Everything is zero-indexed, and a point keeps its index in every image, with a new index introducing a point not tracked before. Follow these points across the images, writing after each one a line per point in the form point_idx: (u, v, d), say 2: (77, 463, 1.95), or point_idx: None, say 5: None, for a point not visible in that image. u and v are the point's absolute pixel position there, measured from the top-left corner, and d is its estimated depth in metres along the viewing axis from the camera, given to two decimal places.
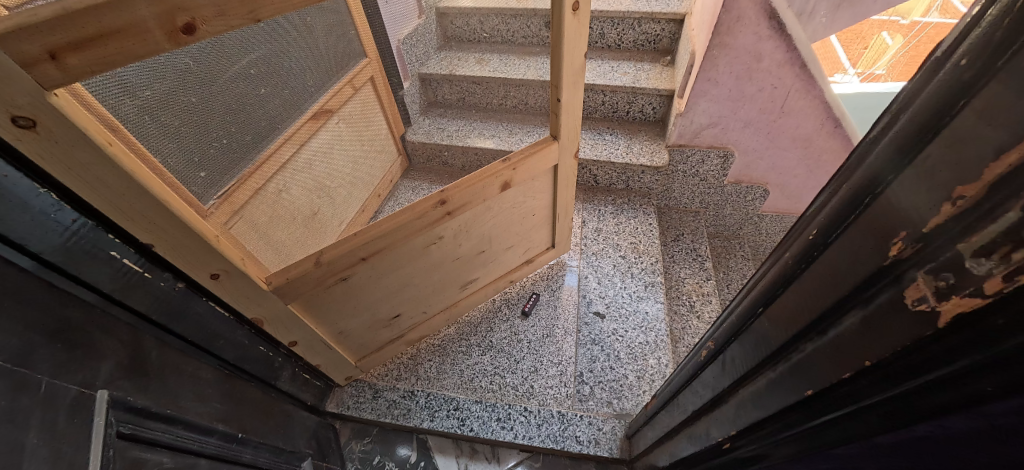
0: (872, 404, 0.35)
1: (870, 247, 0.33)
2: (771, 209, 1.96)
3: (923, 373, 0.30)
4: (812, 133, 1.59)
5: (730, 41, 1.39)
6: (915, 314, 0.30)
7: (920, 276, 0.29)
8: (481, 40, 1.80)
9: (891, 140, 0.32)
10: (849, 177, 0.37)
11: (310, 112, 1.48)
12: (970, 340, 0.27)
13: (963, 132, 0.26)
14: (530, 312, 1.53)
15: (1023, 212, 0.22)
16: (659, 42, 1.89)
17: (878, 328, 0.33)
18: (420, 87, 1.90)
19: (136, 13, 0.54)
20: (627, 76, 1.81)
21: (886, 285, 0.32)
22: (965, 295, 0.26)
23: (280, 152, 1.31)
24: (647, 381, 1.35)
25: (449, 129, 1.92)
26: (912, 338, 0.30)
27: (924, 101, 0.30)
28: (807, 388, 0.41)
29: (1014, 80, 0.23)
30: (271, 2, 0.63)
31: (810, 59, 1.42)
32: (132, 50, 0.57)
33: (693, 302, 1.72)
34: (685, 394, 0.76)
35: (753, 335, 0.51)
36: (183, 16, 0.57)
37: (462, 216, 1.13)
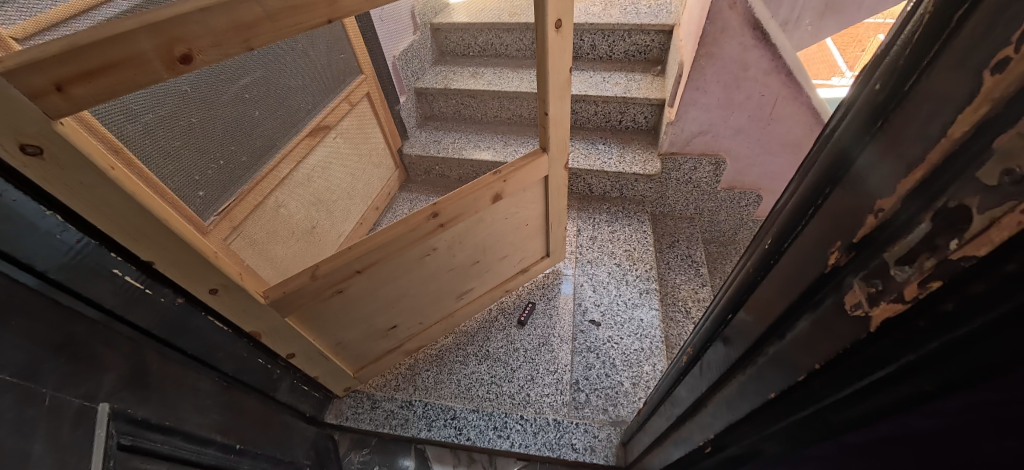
0: (829, 405, 0.36)
1: (816, 253, 0.35)
2: (765, 215, 1.98)
3: (866, 374, 0.32)
4: (801, 140, 1.62)
5: (717, 52, 1.42)
6: (853, 318, 0.32)
7: (856, 282, 0.31)
8: (476, 54, 1.92)
9: (830, 151, 0.34)
10: (801, 183, 0.39)
11: (307, 129, 1.53)
12: (901, 340, 0.29)
13: (880, 149, 0.29)
14: (526, 321, 1.55)
15: (933, 222, 0.25)
16: (650, 52, 1.93)
17: (825, 330, 0.35)
18: (416, 101, 1.92)
19: (138, 46, 0.58)
20: (619, 87, 1.85)
21: (830, 289, 0.34)
22: (891, 300, 0.28)
23: (279, 169, 1.36)
24: (642, 388, 1.36)
25: (444, 141, 1.95)
26: (853, 339, 0.32)
27: (855, 113, 0.32)
28: (773, 391, 0.43)
29: (921, 105, 0.26)
30: (265, 31, 0.66)
31: (796, 67, 1.45)
32: (134, 80, 0.60)
33: (689, 308, 1.74)
34: (671, 400, 0.77)
35: (724, 338, 0.53)
36: (181, 47, 0.61)
37: (457, 227, 1.16)
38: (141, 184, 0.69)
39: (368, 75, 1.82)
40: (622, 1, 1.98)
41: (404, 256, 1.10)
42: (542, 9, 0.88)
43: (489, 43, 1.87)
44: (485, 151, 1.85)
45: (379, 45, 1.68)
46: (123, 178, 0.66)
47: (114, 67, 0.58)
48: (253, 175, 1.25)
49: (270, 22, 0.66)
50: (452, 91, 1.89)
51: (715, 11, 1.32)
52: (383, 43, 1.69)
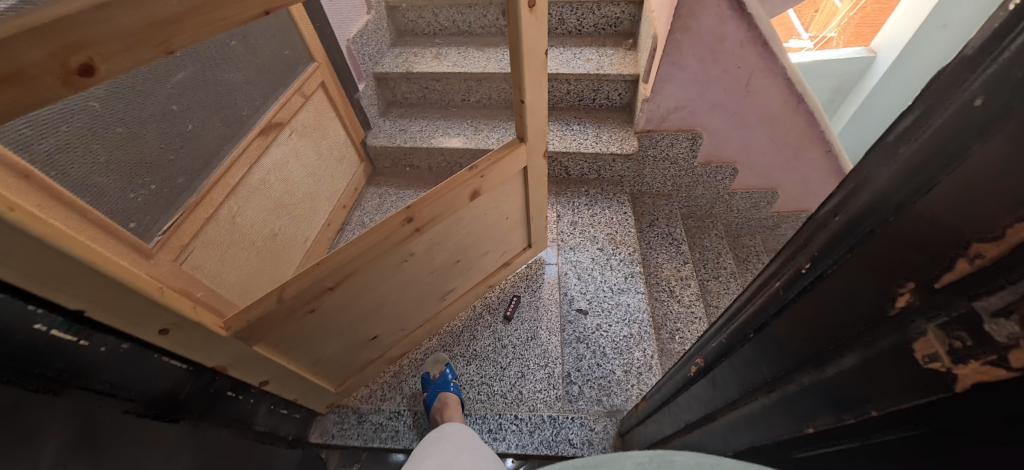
0: (864, 450, 0.33)
1: (875, 287, 0.30)
2: (740, 187, 1.99)
3: (924, 426, 0.28)
4: (776, 112, 1.60)
5: (692, 24, 1.36)
6: (924, 370, 0.27)
7: (928, 329, 0.26)
8: (437, 33, 1.88)
9: (900, 168, 0.29)
10: (848, 202, 0.34)
11: (258, 128, 1.32)
12: (982, 404, 0.24)
13: (980, 179, 0.23)
14: (513, 316, 1.50)
15: None
16: (620, 25, 1.85)
17: (884, 374, 0.30)
18: (377, 87, 1.86)
19: (26, 57, 0.45)
20: (591, 63, 1.77)
21: (891, 330, 0.29)
22: (984, 362, 0.23)
23: (230, 173, 1.22)
24: (635, 376, 1.36)
25: (411, 130, 1.84)
26: (920, 392, 0.28)
27: (942, 127, 0.26)
28: (807, 424, 0.39)
29: None
30: (185, 31, 0.56)
31: (771, 37, 1.41)
32: (24, 100, 0.48)
33: (673, 287, 1.74)
34: (677, 402, 0.75)
35: (743, 356, 0.49)
36: (79, 56, 0.49)
37: (435, 230, 1.07)
38: (52, 223, 0.56)
39: (320, 63, 1.55)
40: None
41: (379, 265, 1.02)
42: None
43: (450, 21, 1.83)
44: (458, 139, 1.76)
45: (333, 33, 1.58)
46: (28, 219, 0.54)
47: None
48: (200, 186, 1.11)
49: (194, 18, 0.56)
50: (414, 75, 1.78)
51: None
52: (336, 28, 1.60)
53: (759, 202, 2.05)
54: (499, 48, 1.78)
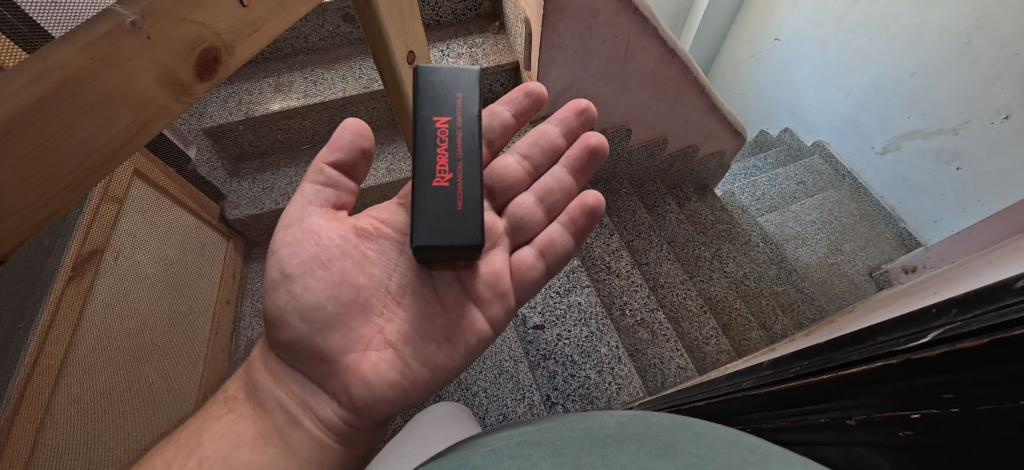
0: (820, 439, 0.47)
1: (821, 371, 0.47)
2: (636, 143, 2.06)
3: (850, 427, 0.43)
4: (655, 67, 1.68)
5: (564, 3, 1.30)
6: (871, 420, 0.41)
7: (871, 419, 0.41)
8: (269, 59, 1.53)
9: (872, 347, 0.42)
10: (742, 379, 0.62)
11: (67, 272, 0.86)
12: (889, 428, 0.40)
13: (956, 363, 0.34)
14: (471, 154, 0.76)
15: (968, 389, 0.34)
16: (480, 7, 1.69)
17: (846, 399, 0.44)
18: (213, 145, 1.43)
19: (84, 135, 0.42)
20: (463, 59, 1.61)
21: (843, 396, 0.44)
22: (887, 415, 0.40)
23: (57, 326, 0.83)
24: (609, 372, 1.40)
25: (279, 183, 1.52)
26: (862, 417, 0.42)
27: (877, 343, 0.41)
28: (772, 419, 0.54)
29: (973, 362, 0.33)
30: (129, 109, 0.46)
31: (640, 2, 1.43)
32: (65, 162, 0.41)
33: (608, 263, 1.77)
34: (802, 440, 0.49)
35: (724, 399, 0.64)
36: (91, 136, 0.42)
37: (290, 333, 0.70)
38: (65, 191, 0.42)
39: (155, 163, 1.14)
40: None
41: (303, 366, 0.72)
42: (384, 52, 0.70)
43: (284, 42, 1.50)
44: None
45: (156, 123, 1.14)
46: (87, 173, 0.43)
47: (78, 106, 0.40)
48: (18, 366, 0.75)
49: (113, 93, 0.44)
50: (259, 119, 1.44)
51: None
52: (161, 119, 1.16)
53: (652, 151, 2.16)
54: (354, 61, 1.53)
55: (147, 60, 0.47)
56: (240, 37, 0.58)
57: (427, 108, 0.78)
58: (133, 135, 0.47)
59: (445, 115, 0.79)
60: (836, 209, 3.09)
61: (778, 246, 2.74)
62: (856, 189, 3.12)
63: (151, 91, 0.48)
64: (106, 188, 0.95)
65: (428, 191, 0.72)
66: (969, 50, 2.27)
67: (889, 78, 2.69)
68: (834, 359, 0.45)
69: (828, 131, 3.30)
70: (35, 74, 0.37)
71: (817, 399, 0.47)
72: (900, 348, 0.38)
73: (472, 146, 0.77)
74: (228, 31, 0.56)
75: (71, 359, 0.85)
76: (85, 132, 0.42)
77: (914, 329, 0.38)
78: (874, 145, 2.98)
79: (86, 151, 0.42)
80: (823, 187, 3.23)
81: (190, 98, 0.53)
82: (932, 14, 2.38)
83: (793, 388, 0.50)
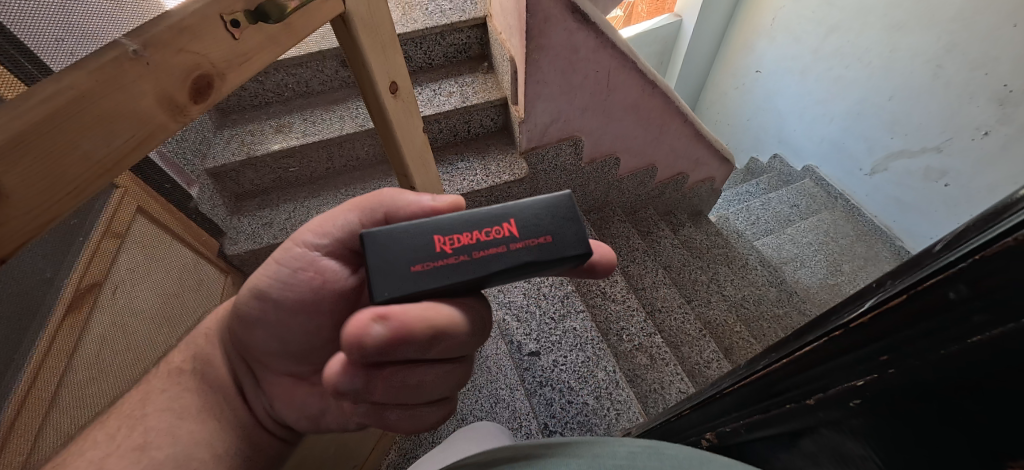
0: (796, 420, 0.47)
1: (784, 357, 0.48)
2: (626, 171, 2.12)
3: (817, 406, 0.44)
4: (638, 99, 1.76)
5: (545, 42, 1.39)
6: (833, 395, 0.42)
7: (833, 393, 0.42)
8: (271, 103, 1.62)
9: (823, 327, 0.43)
10: (722, 380, 0.62)
11: (65, 305, 0.88)
12: (851, 400, 0.41)
13: (895, 324, 0.36)
14: (474, 270, 0.51)
15: (905, 345, 0.36)
16: (470, 49, 1.80)
17: (810, 379, 0.45)
18: (216, 184, 1.49)
19: (87, 147, 0.41)
20: (454, 97, 1.70)
21: (807, 377, 0.45)
22: (845, 386, 0.41)
23: (54, 359, 0.84)
24: (607, 398, 1.37)
25: (278, 219, 1.57)
26: (825, 393, 0.43)
27: (829, 321, 0.43)
28: (750, 413, 0.54)
29: (908, 320, 0.35)
30: (130, 122, 0.44)
31: (617, 39, 1.53)
32: (63, 170, 0.39)
33: (603, 289, 1.78)
34: (782, 427, 0.49)
35: (707, 403, 0.64)
36: (96, 147, 0.42)
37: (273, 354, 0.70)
38: (71, 200, 0.41)
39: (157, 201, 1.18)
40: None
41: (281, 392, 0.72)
42: (369, 83, 0.76)
43: (285, 87, 1.60)
44: None
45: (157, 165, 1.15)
46: (94, 187, 0.43)
47: (77, 116, 0.39)
48: (10, 398, 0.76)
49: (114, 104, 0.42)
50: (260, 158, 1.50)
51: (532, 3, 1.27)
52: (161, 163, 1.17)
53: (643, 178, 2.21)
54: (351, 102, 1.62)
55: (149, 82, 0.45)
56: (235, 65, 0.53)
57: (528, 205, 0.54)
58: (137, 150, 0.46)
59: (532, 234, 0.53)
60: (832, 230, 3.09)
61: (776, 269, 2.74)
62: (849, 210, 3.15)
63: (159, 107, 0.46)
64: (109, 225, 0.99)
65: (427, 229, 0.52)
66: (942, 73, 2.36)
67: (869, 102, 2.78)
68: (796, 344, 0.47)
69: (816, 155, 3.38)
70: (47, 93, 0.37)
71: (785, 386, 0.48)
72: (849, 319, 0.40)
73: (488, 268, 0.51)
74: (223, 58, 0.52)
75: (62, 392, 0.86)
76: (91, 145, 0.41)
77: (858, 301, 0.40)
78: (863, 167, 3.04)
79: (85, 166, 0.41)
80: (817, 210, 3.26)
81: (186, 119, 0.51)
82: (902, 42, 2.50)
83: (764, 379, 0.51)
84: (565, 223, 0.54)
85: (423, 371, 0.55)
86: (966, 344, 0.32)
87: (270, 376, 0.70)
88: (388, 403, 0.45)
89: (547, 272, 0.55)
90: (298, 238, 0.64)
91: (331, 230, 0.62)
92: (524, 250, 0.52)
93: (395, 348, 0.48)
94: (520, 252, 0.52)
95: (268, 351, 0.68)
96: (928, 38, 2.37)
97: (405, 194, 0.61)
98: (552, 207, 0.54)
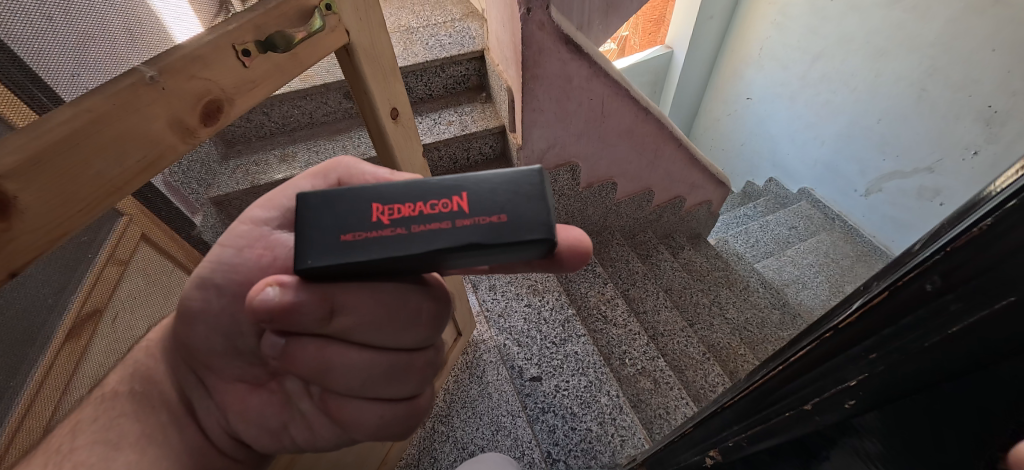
0: (792, 427, 0.47)
1: (778, 365, 0.48)
2: (623, 195, 2.15)
3: (811, 412, 0.44)
4: (632, 125, 1.81)
5: (540, 72, 1.45)
6: (826, 397, 0.42)
7: (825, 397, 0.42)
8: (275, 134, 1.67)
9: (819, 330, 0.43)
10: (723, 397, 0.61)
11: (62, 333, 0.88)
12: (844, 402, 0.41)
13: (880, 322, 0.37)
14: (412, 246, 0.42)
15: (885, 345, 0.36)
16: (468, 81, 1.87)
17: (803, 384, 0.44)
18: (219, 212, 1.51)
19: (98, 167, 0.43)
20: (454, 125, 1.75)
21: (800, 384, 0.45)
22: (836, 389, 0.41)
23: (47, 388, 0.83)
24: (611, 424, 1.35)
25: None
26: (818, 398, 0.43)
27: (822, 324, 0.43)
28: (751, 426, 0.53)
29: (893, 317, 0.36)
30: (145, 146, 0.46)
31: (610, 69, 1.59)
32: (72, 190, 0.41)
33: (604, 313, 1.77)
34: (782, 437, 0.49)
35: (710, 422, 0.63)
36: (107, 168, 0.44)
37: None
38: (79, 219, 0.43)
39: (160, 227, 1.16)
40: (420, 35, 1.83)
41: None
42: (371, 109, 0.80)
43: (289, 118, 1.65)
44: None
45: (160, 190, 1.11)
46: (103, 207, 0.45)
47: (88, 138, 0.41)
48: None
49: (122, 129, 0.44)
50: (264, 186, 1.53)
51: (527, 35, 1.33)
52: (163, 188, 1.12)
53: (640, 202, 2.24)
54: (353, 132, 1.66)
55: (161, 107, 0.47)
56: (244, 91, 0.56)
57: (484, 176, 0.44)
58: (146, 171, 0.48)
59: (486, 210, 0.43)
60: (832, 250, 3.09)
61: (779, 290, 2.73)
62: (847, 230, 3.17)
63: (169, 133, 0.48)
64: (114, 252, 1.00)
65: (367, 196, 0.45)
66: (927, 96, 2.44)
67: (859, 126, 2.85)
68: (790, 349, 0.47)
69: None
70: (64, 117, 0.39)
71: (782, 395, 0.47)
72: (839, 319, 0.41)
73: (427, 247, 0.42)
74: (233, 84, 0.54)
75: (49, 424, 0.84)
76: (101, 166, 0.43)
77: (850, 303, 0.41)
78: (858, 188, 3.08)
79: (95, 184, 0.43)
80: (815, 231, 3.27)
81: (194, 140, 0.52)
82: (885, 67, 2.59)
83: (760, 390, 0.51)
84: (528, 201, 0.44)
85: (341, 355, 0.47)
86: (948, 334, 0.33)
87: (220, 384, 0.60)
88: (251, 299, 0.41)
89: (510, 258, 0.45)
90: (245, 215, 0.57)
91: (280, 202, 0.57)
92: (472, 228, 0.43)
93: (288, 318, 0.42)
94: (467, 230, 0.43)
95: (211, 353, 0.58)
96: (910, 63, 2.47)
97: (362, 164, 0.58)
98: (516, 182, 0.44)
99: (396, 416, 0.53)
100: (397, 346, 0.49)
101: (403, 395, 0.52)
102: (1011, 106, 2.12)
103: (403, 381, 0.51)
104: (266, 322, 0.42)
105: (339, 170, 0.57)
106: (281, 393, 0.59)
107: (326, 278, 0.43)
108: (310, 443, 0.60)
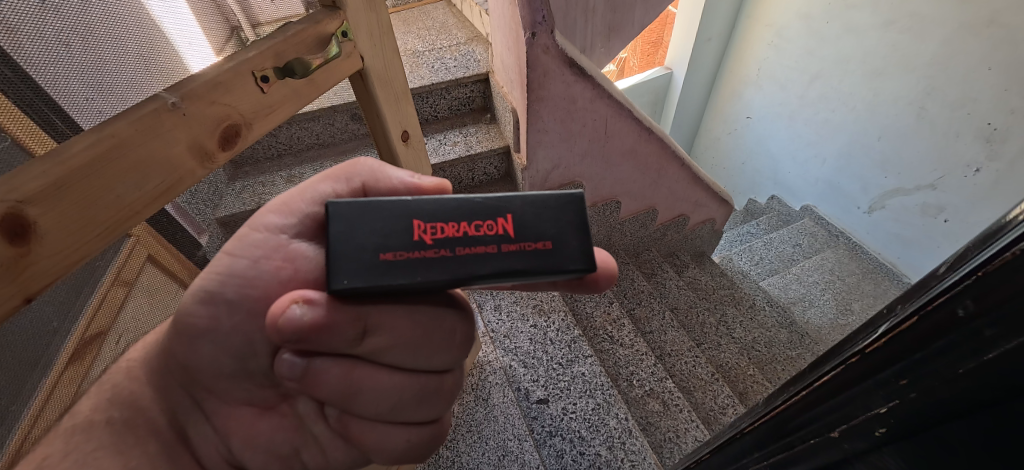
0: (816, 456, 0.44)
1: (804, 389, 0.46)
2: (627, 214, 2.15)
3: (838, 440, 0.42)
4: (635, 145, 1.83)
5: (545, 94, 1.47)
6: (856, 425, 0.39)
7: (853, 426, 0.40)
8: (282, 155, 1.69)
9: (846, 352, 0.41)
10: (743, 421, 0.59)
11: (63, 357, 0.86)
12: (873, 431, 0.38)
13: (908, 345, 0.34)
14: (458, 271, 0.42)
15: (915, 372, 0.34)
16: (473, 102, 1.91)
17: (830, 410, 0.42)
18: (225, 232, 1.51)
19: (117, 191, 0.43)
20: (459, 146, 1.77)
21: (827, 410, 0.42)
22: (863, 416, 0.39)
23: (48, 413, 0.82)
24: (620, 448, 1.32)
25: None
26: (846, 426, 0.40)
27: (850, 347, 0.41)
28: (773, 453, 0.51)
29: (921, 340, 0.33)
30: (163, 170, 0.47)
31: (613, 91, 1.62)
32: (91, 213, 0.42)
33: (610, 333, 1.74)
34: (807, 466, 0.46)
35: (729, 448, 0.61)
36: (125, 192, 0.44)
37: None
38: (98, 242, 0.43)
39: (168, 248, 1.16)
40: (426, 58, 1.87)
41: None
42: (383, 132, 0.81)
43: (297, 139, 1.67)
44: None
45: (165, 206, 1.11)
46: (121, 230, 0.45)
47: (108, 163, 0.42)
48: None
49: (143, 154, 0.45)
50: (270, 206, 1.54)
51: (532, 59, 1.36)
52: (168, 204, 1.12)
53: (644, 220, 2.24)
54: (360, 153, 1.68)
55: (181, 133, 0.48)
56: (262, 115, 0.57)
57: (529, 199, 0.45)
58: (165, 195, 0.48)
59: (531, 236, 0.44)
60: (837, 267, 3.07)
61: (785, 308, 2.70)
62: (852, 247, 3.16)
63: (188, 157, 0.49)
64: (122, 273, 1.00)
65: (405, 211, 0.43)
66: (926, 114, 2.46)
67: (859, 144, 2.88)
68: (816, 373, 0.45)
69: (814, 195, 3.44)
70: (85, 143, 0.40)
71: (807, 420, 0.45)
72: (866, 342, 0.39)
73: (472, 272, 0.42)
74: (251, 109, 0.55)
75: None
76: (122, 189, 0.44)
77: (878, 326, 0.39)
78: (860, 205, 3.08)
79: (115, 208, 0.44)
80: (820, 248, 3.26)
81: (211, 165, 0.53)
82: (883, 87, 2.62)
83: (786, 414, 0.48)
84: (572, 231, 0.45)
85: (371, 377, 0.47)
86: (983, 361, 0.30)
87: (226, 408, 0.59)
88: (273, 316, 0.39)
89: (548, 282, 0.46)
90: (260, 220, 0.55)
91: (299, 207, 0.56)
92: (518, 254, 0.43)
93: (318, 338, 0.41)
94: (513, 257, 0.43)
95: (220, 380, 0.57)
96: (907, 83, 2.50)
97: (385, 168, 0.59)
98: (560, 208, 0.45)
99: (421, 440, 0.53)
100: (426, 368, 0.50)
101: (428, 417, 0.53)
102: (1010, 123, 2.14)
103: (432, 404, 0.52)
104: (290, 342, 0.41)
105: (362, 174, 0.58)
106: (294, 416, 0.59)
107: (360, 299, 0.43)
108: (323, 465, 0.61)
